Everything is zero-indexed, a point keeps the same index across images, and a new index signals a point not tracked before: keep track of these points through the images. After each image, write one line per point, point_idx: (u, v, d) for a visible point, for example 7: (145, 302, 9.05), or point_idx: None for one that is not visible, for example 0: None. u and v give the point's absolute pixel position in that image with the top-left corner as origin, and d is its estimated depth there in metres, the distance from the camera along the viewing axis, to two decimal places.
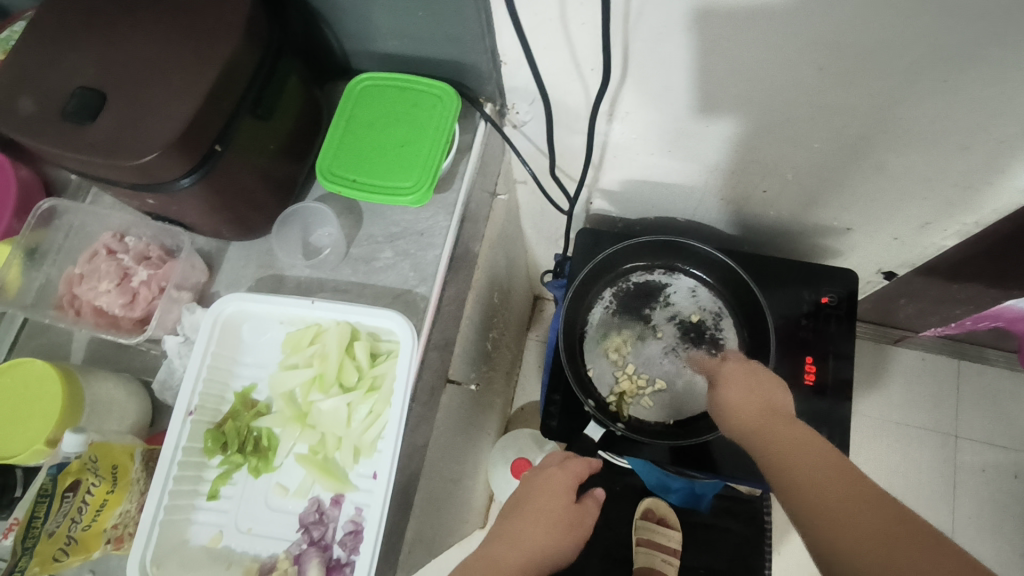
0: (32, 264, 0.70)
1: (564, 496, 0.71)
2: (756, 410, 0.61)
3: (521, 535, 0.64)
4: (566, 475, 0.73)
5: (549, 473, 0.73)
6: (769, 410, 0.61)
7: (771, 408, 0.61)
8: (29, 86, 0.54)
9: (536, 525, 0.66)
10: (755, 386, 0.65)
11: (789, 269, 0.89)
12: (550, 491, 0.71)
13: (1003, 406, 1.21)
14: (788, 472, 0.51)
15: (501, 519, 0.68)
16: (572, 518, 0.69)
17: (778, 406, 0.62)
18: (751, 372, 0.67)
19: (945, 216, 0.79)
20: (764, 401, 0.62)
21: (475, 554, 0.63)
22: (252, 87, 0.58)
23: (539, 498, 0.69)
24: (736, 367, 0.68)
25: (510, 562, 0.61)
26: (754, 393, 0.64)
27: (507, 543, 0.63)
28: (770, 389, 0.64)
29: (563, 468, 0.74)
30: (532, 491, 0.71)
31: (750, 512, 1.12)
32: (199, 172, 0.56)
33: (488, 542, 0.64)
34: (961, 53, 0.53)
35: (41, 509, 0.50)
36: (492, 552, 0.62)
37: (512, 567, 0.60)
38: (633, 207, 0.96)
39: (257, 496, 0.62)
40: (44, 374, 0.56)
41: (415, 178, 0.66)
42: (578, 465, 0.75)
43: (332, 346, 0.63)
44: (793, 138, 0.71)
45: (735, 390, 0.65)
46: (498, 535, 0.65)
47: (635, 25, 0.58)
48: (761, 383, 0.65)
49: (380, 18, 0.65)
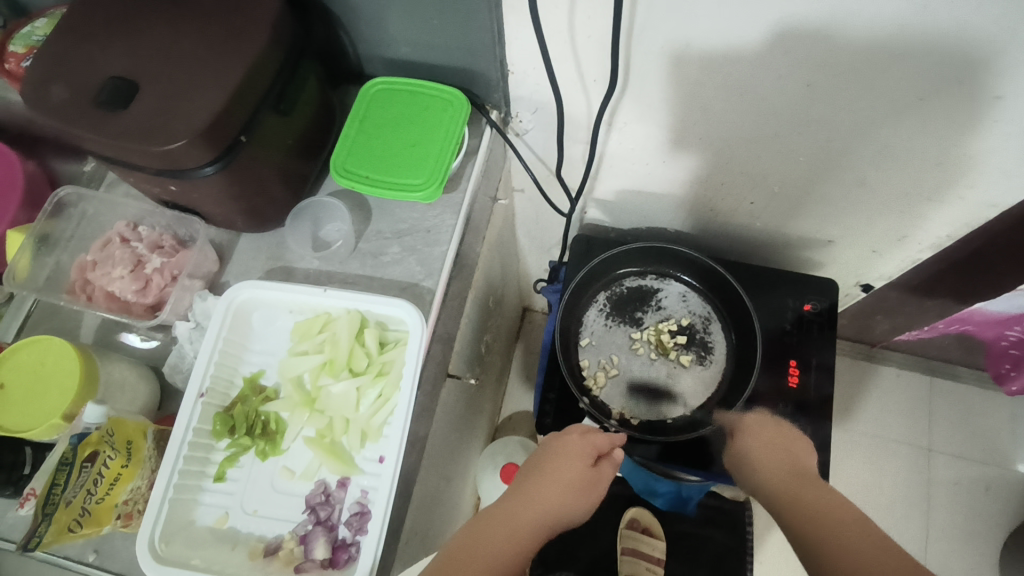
0: (43, 250, 0.72)
1: (582, 460, 0.72)
2: (783, 470, 0.72)
3: (538, 493, 0.68)
4: (583, 442, 0.74)
5: (568, 438, 0.74)
6: (794, 467, 0.72)
7: (791, 459, 0.74)
8: (61, 73, 0.56)
9: (553, 486, 0.68)
10: (782, 442, 0.77)
11: (774, 278, 0.94)
12: (566, 456, 0.72)
13: (973, 420, 1.26)
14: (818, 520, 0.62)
15: (521, 477, 0.71)
16: (589, 479, 0.71)
17: (803, 467, 0.72)
18: (774, 428, 0.79)
19: (919, 229, 0.85)
20: (789, 462, 0.73)
21: (492, 506, 0.68)
22: (276, 83, 0.61)
23: (558, 461, 0.71)
24: (756, 417, 0.82)
25: (526, 521, 0.65)
26: (776, 447, 0.76)
27: (527, 500, 0.67)
28: (792, 444, 0.76)
29: (582, 437, 0.75)
30: (549, 455, 0.72)
31: (733, 521, 1.15)
32: (222, 162, 0.58)
33: (506, 497, 0.68)
34: (934, 73, 0.58)
35: (61, 476, 0.51)
36: (511, 506, 0.66)
37: (528, 524, 0.64)
38: (625, 216, 1.00)
39: (263, 479, 0.63)
40: (62, 350, 0.58)
41: (425, 176, 0.70)
42: (597, 437, 0.75)
43: (342, 333, 0.65)
44: (781, 151, 0.75)
45: (758, 444, 0.77)
46: (516, 491, 0.69)
47: (638, 39, 0.62)
48: (780, 440, 0.77)
49: (395, 25, 0.69)
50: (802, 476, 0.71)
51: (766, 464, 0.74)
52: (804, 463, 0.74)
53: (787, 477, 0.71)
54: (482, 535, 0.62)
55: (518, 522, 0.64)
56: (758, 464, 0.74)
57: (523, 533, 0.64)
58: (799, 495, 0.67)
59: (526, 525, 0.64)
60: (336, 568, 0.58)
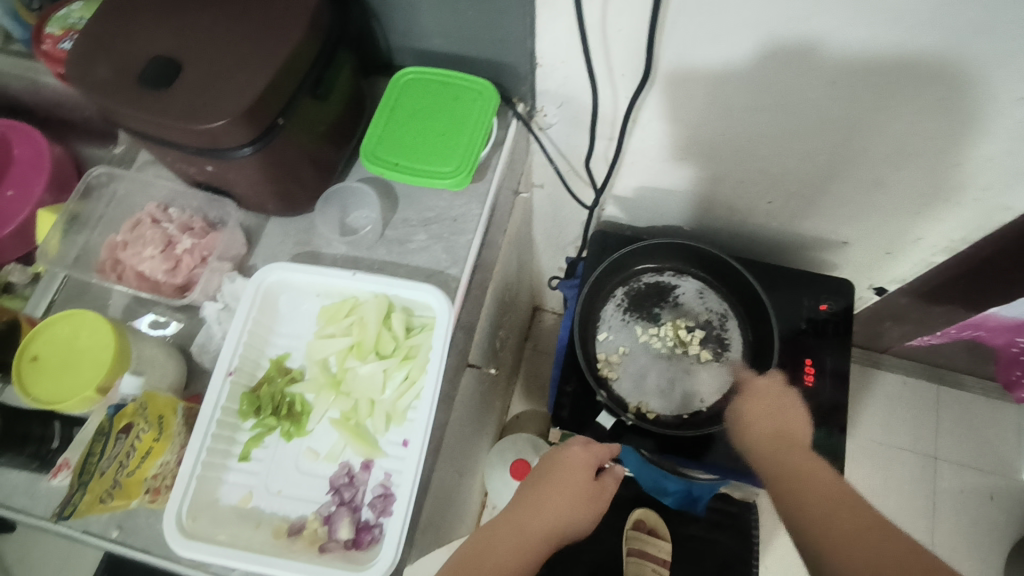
0: (73, 230, 0.73)
1: (585, 472, 0.70)
2: (771, 436, 0.71)
3: (545, 506, 0.66)
4: (587, 454, 0.72)
5: (570, 449, 0.72)
6: (785, 434, 0.71)
7: (785, 427, 0.72)
8: (106, 52, 0.57)
9: (558, 498, 0.67)
10: (782, 412, 0.74)
11: (790, 277, 0.95)
12: (571, 468, 0.70)
13: (981, 429, 1.26)
14: (804, 495, 0.60)
15: (524, 487, 0.70)
16: (593, 492, 0.70)
17: (792, 434, 0.71)
18: (774, 391, 0.78)
19: (937, 232, 0.86)
20: (779, 430, 0.72)
21: (499, 515, 0.67)
22: (315, 67, 0.62)
23: (562, 472, 0.70)
24: (762, 384, 0.79)
25: (532, 535, 0.64)
26: (774, 413, 0.75)
27: (531, 510, 0.66)
28: (788, 406, 0.75)
29: (586, 448, 0.73)
30: (553, 466, 0.71)
31: (739, 526, 1.13)
32: (260, 143, 0.59)
33: (510, 508, 0.67)
34: (961, 76, 0.59)
35: (98, 446, 0.53)
36: (517, 517, 0.65)
37: (534, 538, 0.63)
38: (643, 214, 1.01)
39: (288, 460, 0.64)
40: (95, 323, 0.59)
41: (455, 164, 0.71)
42: (600, 449, 0.74)
43: (371, 316, 0.66)
44: (803, 151, 0.76)
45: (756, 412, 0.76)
46: (521, 501, 0.67)
47: (669, 35, 0.62)
48: (778, 408, 0.75)
49: (428, 16, 0.70)
50: (791, 443, 0.68)
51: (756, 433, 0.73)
52: (797, 431, 0.71)
53: (774, 443, 0.69)
54: (488, 545, 0.62)
55: (525, 534, 0.63)
56: (751, 429, 0.74)
57: (531, 545, 0.63)
58: (780, 459, 0.66)
59: (532, 536, 0.63)
60: (359, 549, 0.58)
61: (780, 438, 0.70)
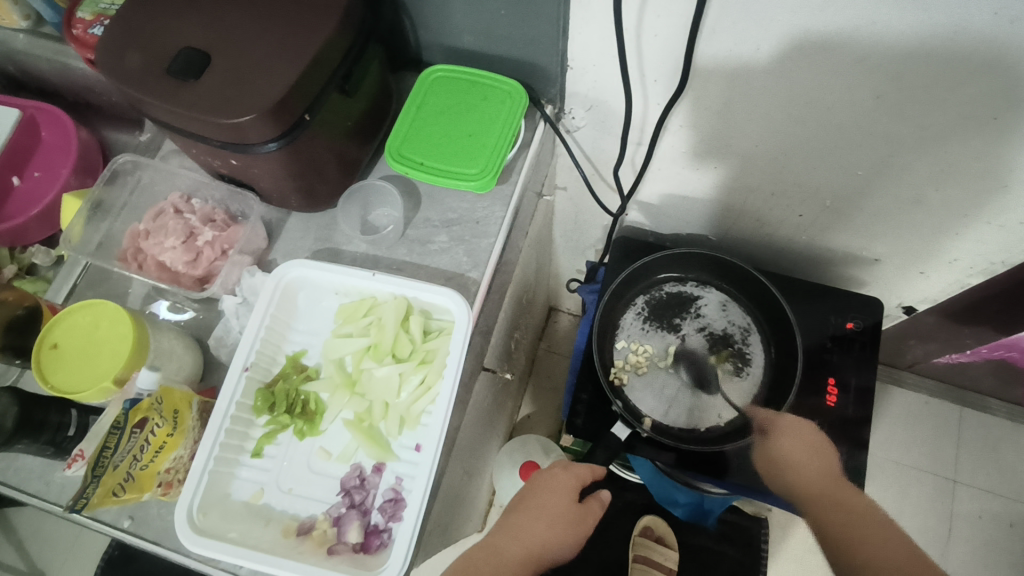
0: (97, 217, 0.74)
1: (567, 494, 0.71)
2: (818, 475, 0.75)
3: (524, 528, 0.66)
4: (568, 476, 0.72)
5: (552, 472, 0.73)
6: (829, 475, 0.74)
7: (826, 470, 0.76)
8: (137, 41, 0.57)
9: (538, 521, 0.67)
10: (813, 448, 0.78)
11: (819, 293, 0.92)
12: (551, 490, 0.71)
13: (1003, 454, 1.22)
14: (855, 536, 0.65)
15: (503, 513, 0.70)
16: (573, 514, 0.69)
17: (832, 469, 0.76)
18: (805, 429, 0.80)
19: (975, 254, 0.82)
20: (820, 463, 0.77)
21: (476, 543, 0.66)
22: (344, 64, 0.61)
23: (543, 494, 0.70)
24: (792, 419, 0.81)
25: (510, 558, 0.63)
26: (812, 453, 0.78)
27: (509, 536, 0.65)
28: (824, 450, 0.78)
29: (567, 469, 0.73)
30: (533, 489, 0.71)
31: (748, 539, 1.11)
32: (286, 138, 0.58)
33: (490, 533, 0.67)
34: (1014, 93, 0.56)
35: (112, 440, 0.53)
36: (495, 543, 0.65)
37: (513, 561, 0.63)
38: (668, 222, 0.99)
39: (300, 458, 0.63)
40: (115, 314, 0.61)
41: (481, 166, 0.69)
42: (580, 468, 0.74)
43: (388, 318, 0.65)
44: (840, 165, 0.74)
45: (794, 444, 0.78)
46: (502, 525, 0.68)
47: (706, 41, 0.61)
48: (815, 445, 0.79)
49: (459, 14, 0.69)
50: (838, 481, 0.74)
51: (805, 470, 0.75)
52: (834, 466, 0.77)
53: (820, 482, 0.74)
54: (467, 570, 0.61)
55: (503, 558, 0.63)
56: (791, 467, 0.76)
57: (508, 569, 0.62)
58: (827, 489, 0.73)
59: (510, 562, 0.63)
60: (368, 554, 0.58)
61: (826, 475, 0.75)
